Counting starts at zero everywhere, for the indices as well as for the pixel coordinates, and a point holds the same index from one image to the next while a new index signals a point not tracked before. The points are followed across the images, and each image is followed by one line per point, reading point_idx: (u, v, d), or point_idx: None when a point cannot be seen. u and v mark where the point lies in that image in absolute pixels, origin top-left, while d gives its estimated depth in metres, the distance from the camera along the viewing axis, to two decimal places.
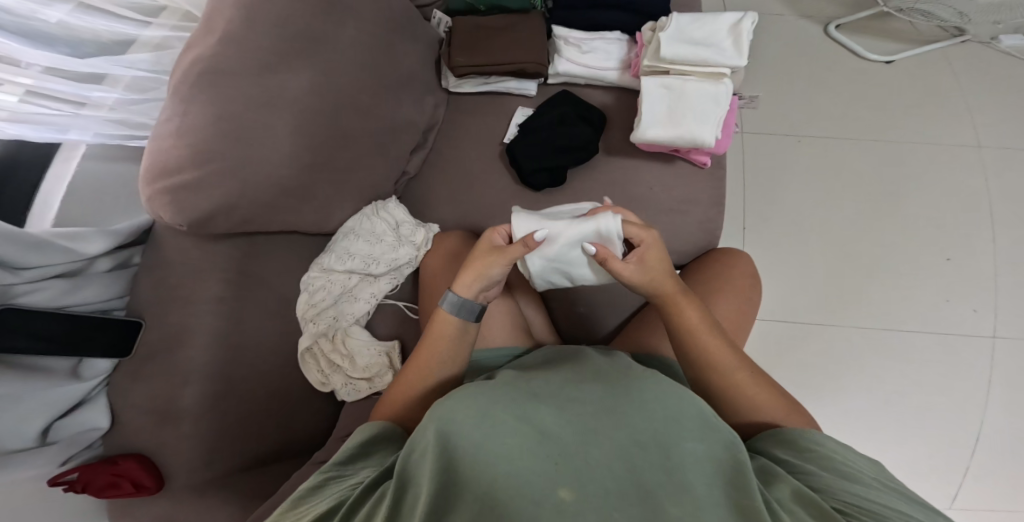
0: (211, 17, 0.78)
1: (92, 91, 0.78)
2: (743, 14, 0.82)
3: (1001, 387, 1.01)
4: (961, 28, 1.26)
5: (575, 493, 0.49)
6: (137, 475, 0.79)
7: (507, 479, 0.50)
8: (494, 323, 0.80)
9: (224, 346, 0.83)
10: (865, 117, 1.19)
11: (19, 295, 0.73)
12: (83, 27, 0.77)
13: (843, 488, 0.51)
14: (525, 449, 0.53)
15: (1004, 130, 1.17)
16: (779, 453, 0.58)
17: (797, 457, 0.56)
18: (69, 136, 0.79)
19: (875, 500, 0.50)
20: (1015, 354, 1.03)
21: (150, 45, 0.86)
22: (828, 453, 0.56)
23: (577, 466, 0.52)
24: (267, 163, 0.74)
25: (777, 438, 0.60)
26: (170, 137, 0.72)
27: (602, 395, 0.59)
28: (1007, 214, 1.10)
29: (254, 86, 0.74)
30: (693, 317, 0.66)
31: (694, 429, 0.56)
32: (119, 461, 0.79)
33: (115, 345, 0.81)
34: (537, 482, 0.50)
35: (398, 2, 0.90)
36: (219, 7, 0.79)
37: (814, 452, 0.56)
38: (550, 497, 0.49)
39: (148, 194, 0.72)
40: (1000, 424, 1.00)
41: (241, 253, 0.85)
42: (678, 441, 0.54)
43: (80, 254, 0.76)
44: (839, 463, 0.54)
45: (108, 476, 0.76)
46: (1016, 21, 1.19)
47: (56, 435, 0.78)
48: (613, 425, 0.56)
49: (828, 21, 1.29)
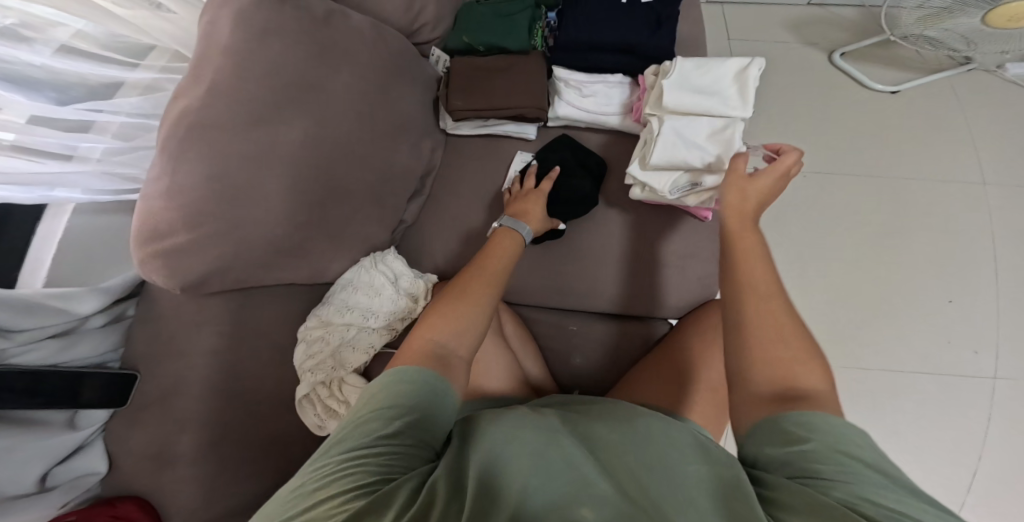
0: (198, 64, 0.74)
1: (78, 141, 0.74)
2: (749, 60, 0.80)
3: (998, 427, 1.02)
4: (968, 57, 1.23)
5: (595, 509, 0.47)
6: (134, 517, 0.77)
7: (522, 495, 0.48)
8: (493, 378, 0.79)
9: (221, 399, 0.83)
10: (868, 148, 1.18)
11: (13, 355, 0.71)
12: (66, 71, 0.72)
13: (852, 494, 0.44)
14: (541, 469, 0.52)
15: (1012, 164, 1.15)
16: (768, 446, 0.50)
17: (795, 449, 0.49)
18: (56, 194, 0.75)
19: (892, 509, 0.43)
20: (1015, 397, 1.02)
21: (141, 86, 0.81)
22: (823, 443, 0.48)
23: (593, 486, 0.49)
24: (261, 221, 0.73)
25: (763, 429, 0.52)
26: (159, 197, 0.69)
27: (610, 427, 0.59)
28: (1011, 253, 1.09)
29: (245, 140, 0.72)
30: (763, 269, 0.61)
31: (700, 456, 0.54)
32: (117, 504, 0.78)
33: (110, 398, 0.79)
34: (555, 500, 0.48)
35: (395, 39, 0.88)
36: (206, 54, 0.74)
37: (805, 443, 0.49)
38: (568, 512, 0.47)
39: (138, 258, 0.70)
40: (996, 467, 1.00)
41: (236, 304, 0.85)
42: (685, 464, 0.52)
43: (75, 314, 0.74)
44: (839, 456, 0.47)
45: (105, 518, 0.75)
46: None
47: (54, 481, 0.77)
48: (622, 452, 0.54)
49: (832, 48, 1.27)
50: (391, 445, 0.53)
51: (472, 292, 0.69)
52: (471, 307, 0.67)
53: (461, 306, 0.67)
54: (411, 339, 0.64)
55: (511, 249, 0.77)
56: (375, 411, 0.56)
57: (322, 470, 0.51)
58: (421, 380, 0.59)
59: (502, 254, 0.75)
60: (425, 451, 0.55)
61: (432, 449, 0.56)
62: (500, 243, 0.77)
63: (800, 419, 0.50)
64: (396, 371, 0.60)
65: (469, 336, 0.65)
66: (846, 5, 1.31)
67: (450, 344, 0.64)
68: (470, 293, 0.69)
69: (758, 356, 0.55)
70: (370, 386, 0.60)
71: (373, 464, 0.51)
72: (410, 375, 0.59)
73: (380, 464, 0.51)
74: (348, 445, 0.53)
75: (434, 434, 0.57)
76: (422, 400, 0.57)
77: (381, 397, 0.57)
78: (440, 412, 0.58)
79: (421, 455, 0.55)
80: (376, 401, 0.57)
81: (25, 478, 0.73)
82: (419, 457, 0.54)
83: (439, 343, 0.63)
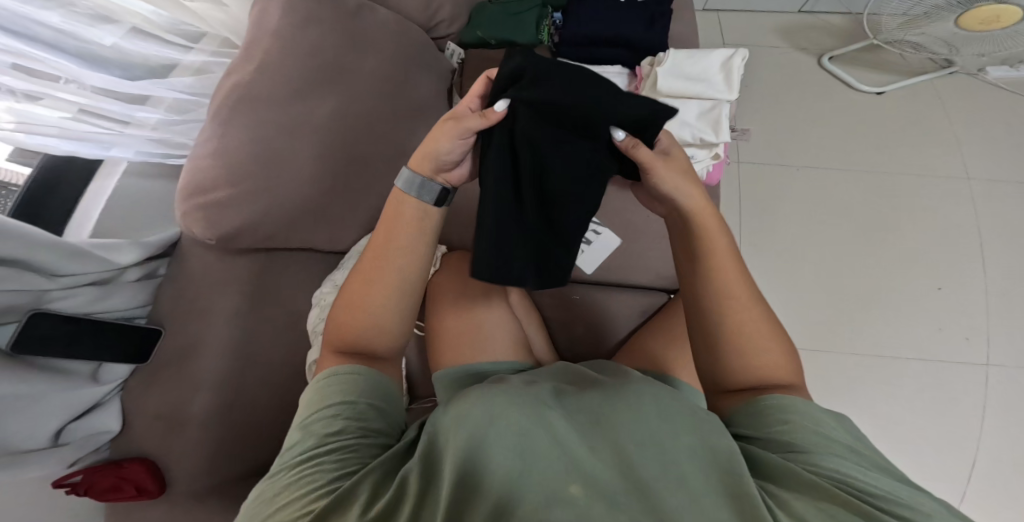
0: (247, 45, 0.83)
1: (137, 111, 0.83)
2: (734, 50, 0.87)
3: (994, 415, 1.03)
4: (950, 60, 1.31)
5: (585, 487, 0.54)
6: (140, 477, 0.84)
7: (518, 477, 0.55)
8: (496, 340, 0.84)
9: (235, 358, 0.88)
10: (855, 145, 1.24)
11: (54, 300, 0.78)
12: (135, 51, 0.83)
13: (832, 471, 0.53)
14: (536, 448, 0.57)
15: (992, 162, 1.21)
16: (747, 433, 0.59)
17: (768, 436, 0.58)
18: (112, 152, 0.86)
19: (851, 476, 0.52)
20: (1008, 383, 1.05)
21: (192, 70, 0.91)
22: (798, 423, 0.57)
23: (585, 465, 0.56)
24: (293, 183, 0.80)
25: (737, 416, 0.61)
26: (207, 157, 0.77)
27: (602, 398, 0.64)
28: (996, 244, 1.14)
29: (286, 111, 0.80)
30: (742, 284, 0.62)
31: (689, 425, 0.59)
32: (125, 463, 0.85)
33: (136, 351, 0.86)
34: (551, 479, 0.55)
35: (414, 33, 0.97)
36: (256, 36, 0.83)
37: (780, 424, 0.58)
38: (562, 491, 0.54)
39: (183, 208, 0.77)
40: (992, 451, 1.02)
41: (258, 266, 0.91)
42: (673, 438, 0.58)
43: (112, 262, 0.82)
44: (805, 430, 0.56)
45: (113, 479, 0.82)
46: (1000, 54, 1.24)
47: (67, 437, 0.83)
48: (613, 429, 0.60)
49: (821, 53, 1.35)
50: (341, 442, 0.61)
51: (382, 282, 0.67)
52: (382, 301, 0.68)
53: (371, 298, 0.67)
54: (330, 329, 0.69)
55: (429, 213, 0.68)
56: (321, 414, 0.63)
57: (284, 476, 0.59)
58: (359, 380, 0.65)
59: (412, 225, 0.68)
60: (377, 439, 0.64)
61: (382, 434, 0.65)
62: (400, 210, 0.68)
63: (770, 403, 0.59)
64: (332, 371, 0.66)
65: (391, 330, 0.69)
66: (834, 13, 1.40)
67: (368, 341, 0.68)
68: (384, 282, 0.67)
69: (736, 353, 0.61)
70: (312, 389, 0.67)
71: (328, 464, 0.59)
72: (347, 374, 0.65)
73: (333, 463, 0.59)
74: (302, 449, 0.61)
75: (381, 421, 0.65)
76: (364, 396, 0.64)
77: (324, 398, 0.64)
78: (383, 403, 0.66)
79: (372, 442, 0.63)
80: (322, 403, 0.64)
81: (43, 430, 0.79)
82: (372, 445, 0.62)
83: (358, 340, 0.68)
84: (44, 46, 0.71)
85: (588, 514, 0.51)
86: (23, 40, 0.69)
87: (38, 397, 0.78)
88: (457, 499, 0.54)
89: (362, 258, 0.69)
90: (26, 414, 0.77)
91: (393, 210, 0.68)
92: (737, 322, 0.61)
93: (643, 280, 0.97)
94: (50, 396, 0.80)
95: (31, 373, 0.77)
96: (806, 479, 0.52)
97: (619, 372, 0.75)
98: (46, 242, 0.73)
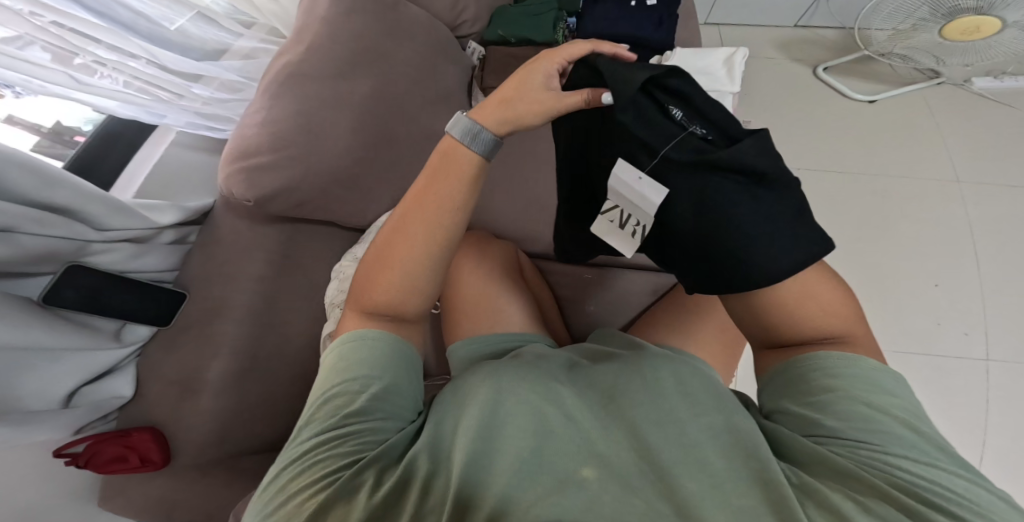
0: (300, 31, 0.92)
1: (191, 85, 0.96)
2: (734, 50, 1.14)
3: (998, 396, 1.20)
4: (937, 72, 1.58)
5: (598, 472, 0.52)
6: (148, 446, 0.83)
7: (525, 462, 0.54)
8: (511, 313, 0.86)
9: (256, 323, 0.91)
10: (848, 152, 1.49)
11: (95, 253, 0.83)
12: (196, 33, 0.98)
13: (883, 461, 0.49)
14: (548, 430, 0.56)
15: (975, 167, 1.45)
16: (792, 408, 0.55)
17: (823, 414, 0.53)
18: (165, 120, 0.97)
19: (910, 473, 0.48)
20: (1008, 371, 1.21)
21: (240, 54, 1.06)
22: (850, 394, 0.53)
23: (598, 448, 0.54)
24: (330, 154, 0.87)
25: (783, 381, 0.57)
26: (254, 125, 0.85)
27: (618, 375, 0.63)
28: (988, 239, 1.35)
29: (328, 88, 0.87)
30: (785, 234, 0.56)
31: (711, 404, 0.57)
32: (132, 432, 0.83)
33: (159, 313, 0.89)
34: (562, 462, 0.54)
35: (441, 31, 1.09)
36: (307, 24, 0.93)
37: (828, 394, 0.54)
38: (573, 475, 0.52)
39: (226, 172, 0.84)
40: (1000, 425, 1.17)
41: (285, 237, 0.97)
42: (695, 418, 0.56)
43: (154, 220, 0.88)
44: (865, 409, 0.52)
45: (119, 448, 0.81)
46: (982, 67, 1.51)
47: (78, 401, 0.82)
48: (628, 409, 0.58)
49: (817, 63, 1.64)
50: (360, 424, 0.58)
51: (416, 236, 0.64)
52: (416, 257, 0.64)
53: (403, 257, 0.64)
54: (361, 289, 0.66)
55: (480, 163, 0.64)
56: (343, 389, 0.60)
57: (293, 463, 0.57)
58: (384, 346, 0.63)
59: (457, 182, 0.64)
60: (395, 421, 0.60)
61: (396, 415, 0.61)
62: (458, 161, 0.64)
63: (828, 368, 0.55)
64: (353, 334, 0.64)
65: (423, 286, 0.66)
66: (831, 28, 1.70)
67: (393, 300, 0.65)
68: (411, 238, 0.64)
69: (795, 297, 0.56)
70: (330, 355, 0.65)
71: (347, 447, 0.56)
72: (370, 338, 0.63)
73: (342, 449, 0.56)
74: (318, 429, 0.58)
75: (396, 404, 0.61)
76: (389, 368, 0.62)
77: (342, 369, 0.62)
78: (397, 379, 0.62)
79: (383, 427, 0.59)
80: (338, 375, 0.62)
81: (59, 389, 0.78)
82: (382, 430, 0.59)
83: (388, 302, 0.65)
84: (125, 26, 0.86)
85: (601, 500, 0.50)
86: (104, 18, 0.82)
87: (59, 353, 0.78)
88: (466, 493, 0.52)
89: (407, 209, 0.65)
90: (45, 369, 0.77)
91: (446, 154, 0.64)
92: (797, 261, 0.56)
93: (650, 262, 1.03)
94: (73, 353, 0.80)
95: (59, 325, 0.79)
96: (848, 469, 0.49)
97: (634, 344, 0.72)
98: (94, 194, 0.78)
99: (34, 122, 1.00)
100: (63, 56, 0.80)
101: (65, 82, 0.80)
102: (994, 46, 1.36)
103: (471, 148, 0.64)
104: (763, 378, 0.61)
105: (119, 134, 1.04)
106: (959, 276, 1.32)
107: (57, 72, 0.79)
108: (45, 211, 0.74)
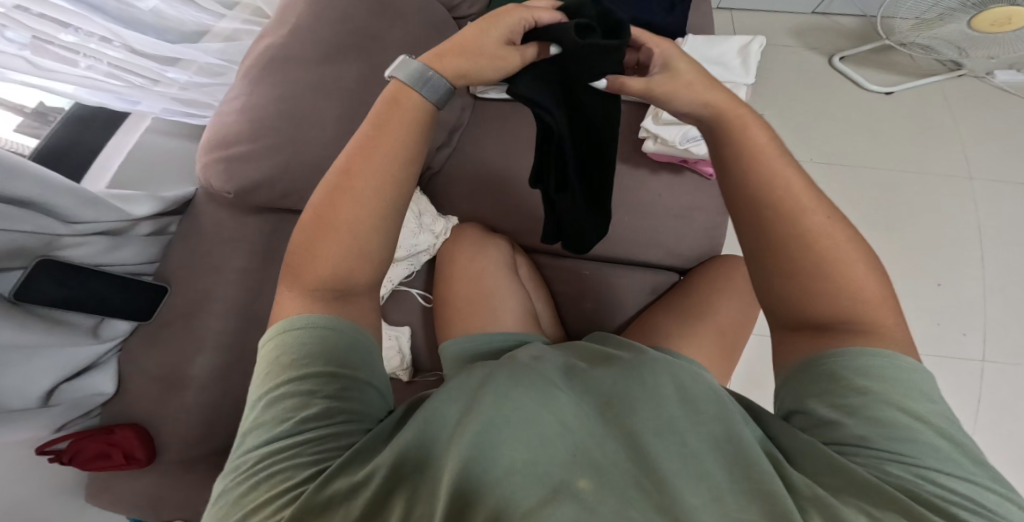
0: (283, 12, 0.87)
1: (167, 70, 0.91)
2: (751, 40, 1.09)
3: (992, 396, 1.19)
4: (959, 64, 1.52)
5: (594, 482, 0.48)
6: (131, 444, 0.79)
7: (523, 467, 0.50)
8: (504, 310, 0.82)
9: (241, 318, 0.88)
10: (858, 146, 1.45)
11: (66, 247, 0.78)
12: (173, 15, 0.91)
13: (915, 472, 0.47)
14: (548, 436, 0.52)
15: (990, 163, 1.41)
16: (820, 410, 0.52)
17: (850, 418, 0.50)
18: (139, 106, 0.93)
19: (951, 486, 0.46)
20: (1000, 374, 1.21)
21: (222, 36, 1.00)
22: (896, 399, 0.49)
23: (596, 458, 0.51)
24: (313, 143, 0.81)
25: (802, 379, 0.54)
26: (235, 112, 0.80)
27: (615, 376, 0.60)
28: (996, 238, 1.32)
29: (312, 72, 0.82)
30: (822, 216, 0.54)
31: (714, 413, 0.55)
32: (115, 428, 0.80)
33: (140, 305, 0.85)
34: (557, 469, 0.49)
35: (439, 12, 1.02)
36: (292, 5, 0.87)
37: (866, 387, 0.50)
38: (567, 483, 0.48)
39: (204, 162, 0.80)
40: (993, 427, 1.17)
41: (270, 227, 0.93)
42: (691, 430, 0.53)
43: (128, 212, 0.83)
44: (901, 415, 0.49)
45: (101, 445, 0.77)
46: (1006, 60, 1.45)
47: (59, 399, 0.78)
48: (629, 415, 0.55)
49: (833, 52, 1.58)
50: (318, 429, 0.55)
51: (364, 198, 0.59)
52: (359, 218, 0.59)
53: (350, 221, 0.59)
54: (300, 266, 0.60)
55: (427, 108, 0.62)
56: (295, 390, 0.57)
57: (252, 470, 0.54)
58: (340, 339, 0.59)
59: (408, 128, 0.60)
60: (362, 423, 0.59)
61: (364, 417, 0.59)
62: (406, 111, 0.61)
63: (862, 366, 0.51)
64: (288, 324, 0.60)
65: (365, 245, 0.60)
66: (847, 14, 1.64)
67: (343, 269, 0.60)
68: (359, 199, 0.59)
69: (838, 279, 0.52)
70: (267, 345, 0.61)
71: (304, 456, 0.54)
72: (325, 325, 0.59)
73: (309, 457, 0.54)
74: (269, 437, 0.55)
75: (359, 402, 0.59)
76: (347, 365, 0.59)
77: (288, 367, 0.58)
78: (359, 373, 0.60)
79: (350, 430, 0.57)
80: (288, 371, 0.58)
81: (36, 386, 0.74)
82: (348, 434, 0.57)
83: (335, 271, 0.60)
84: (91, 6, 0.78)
85: (599, 512, 0.46)
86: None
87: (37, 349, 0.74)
88: (460, 496, 0.48)
89: (344, 166, 0.60)
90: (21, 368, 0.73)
91: (393, 102, 0.61)
92: (820, 252, 0.53)
93: (651, 259, 0.99)
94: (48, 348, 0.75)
95: (35, 323, 0.74)
96: (870, 481, 0.46)
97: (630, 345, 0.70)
98: (63, 186, 0.74)
99: (16, 102, 0.91)
100: (38, 42, 0.75)
101: (25, 69, 0.75)
102: (1019, 39, 1.31)
103: (421, 93, 0.61)
104: (779, 372, 0.57)
105: (90, 118, 0.99)
106: (966, 275, 1.29)
107: (15, 57, 0.74)
108: (11, 204, 0.70)
